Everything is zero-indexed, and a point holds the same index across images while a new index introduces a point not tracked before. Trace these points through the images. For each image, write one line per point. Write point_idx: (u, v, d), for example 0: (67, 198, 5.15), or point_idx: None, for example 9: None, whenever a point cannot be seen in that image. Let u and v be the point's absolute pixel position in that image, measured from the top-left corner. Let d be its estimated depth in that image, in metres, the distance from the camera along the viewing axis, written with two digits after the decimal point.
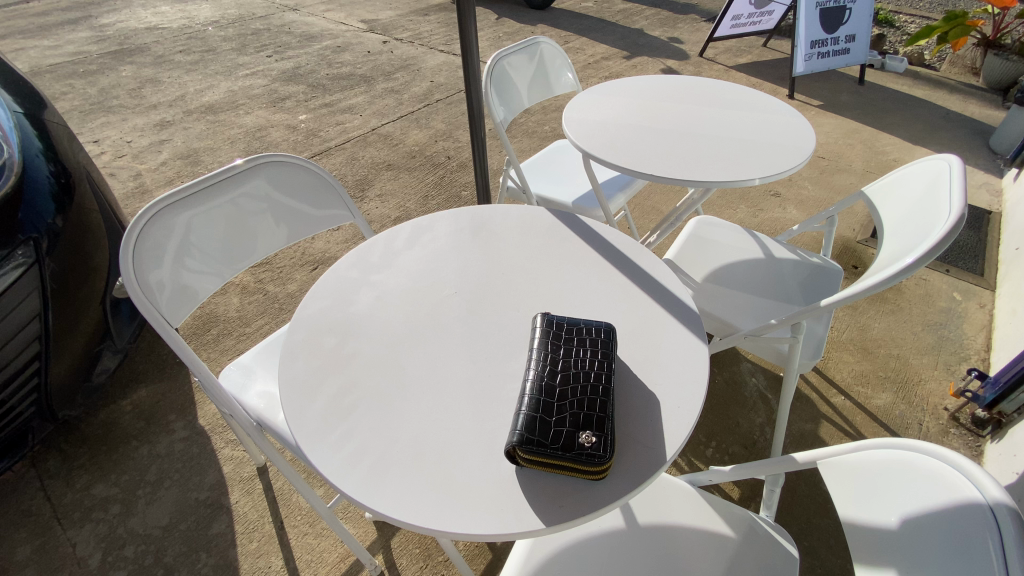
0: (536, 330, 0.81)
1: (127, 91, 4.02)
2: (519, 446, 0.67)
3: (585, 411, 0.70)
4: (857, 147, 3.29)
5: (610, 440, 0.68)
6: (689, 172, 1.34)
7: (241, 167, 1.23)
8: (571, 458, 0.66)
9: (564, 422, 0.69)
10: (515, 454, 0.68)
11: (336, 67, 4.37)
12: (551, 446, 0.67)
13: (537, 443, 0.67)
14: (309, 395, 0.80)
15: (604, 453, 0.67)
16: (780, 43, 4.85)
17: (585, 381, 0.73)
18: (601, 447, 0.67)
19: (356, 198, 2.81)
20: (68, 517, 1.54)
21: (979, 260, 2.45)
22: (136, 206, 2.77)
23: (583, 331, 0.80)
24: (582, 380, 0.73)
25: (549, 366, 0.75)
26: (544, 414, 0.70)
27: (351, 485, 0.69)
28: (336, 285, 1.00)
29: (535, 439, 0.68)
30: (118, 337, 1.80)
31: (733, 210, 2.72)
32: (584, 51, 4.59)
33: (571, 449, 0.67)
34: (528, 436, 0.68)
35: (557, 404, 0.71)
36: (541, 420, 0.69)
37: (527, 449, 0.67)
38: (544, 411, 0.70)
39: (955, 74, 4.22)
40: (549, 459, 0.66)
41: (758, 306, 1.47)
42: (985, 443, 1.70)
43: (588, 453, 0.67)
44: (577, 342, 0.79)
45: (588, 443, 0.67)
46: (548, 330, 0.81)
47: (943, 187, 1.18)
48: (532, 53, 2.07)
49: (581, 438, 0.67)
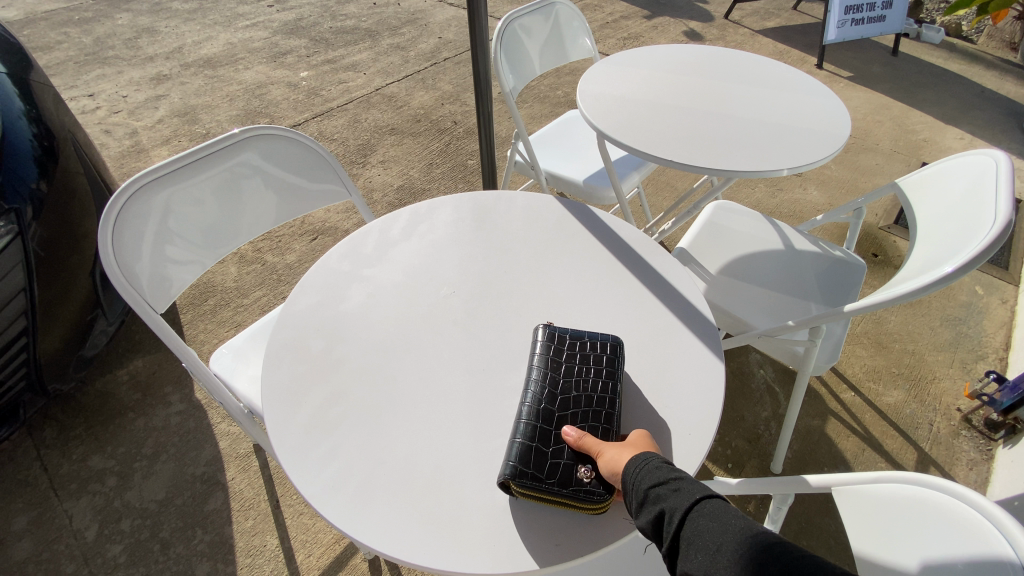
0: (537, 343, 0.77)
1: (122, 40, 3.85)
2: (513, 479, 0.63)
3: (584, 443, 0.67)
4: (886, 125, 3.11)
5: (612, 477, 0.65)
6: (712, 159, 1.24)
7: (227, 141, 1.14)
8: (566, 494, 0.63)
9: (561, 454, 0.66)
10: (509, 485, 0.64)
11: (340, 20, 4.15)
12: (547, 480, 0.64)
13: (531, 476, 0.64)
14: (293, 405, 0.75)
15: (604, 491, 0.64)
16: (811, 6, 4.55)
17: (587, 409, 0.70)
18: (600, 485, 0.64)
19: (358, 164, 2.70)
20: (65, 489, 1.54)
21: (1005, 252, 2.34)
22: (131, 166, 2.67)
23: (586, 347, 0.77)
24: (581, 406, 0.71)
25: (548, 388, 0.72)
26: (541, 444, 0.66)
27: (333, 511, 0.64)
28: (327, 278, 0.94)
29: (530, 472, 0.64)
30: (110, 309, 1.76)
31: (751, 189, 2.59)
32: (603, 9, 4.33)
33: (567, 485, 0.64)
34: (522, 469, 0.64)
35: (555, 433, 0.68)
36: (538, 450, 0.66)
37: (522, 481, 0.63)
38: (541, 441, 0.67)
39: (996, 47, 3.97)
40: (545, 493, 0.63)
41: (774, 304, 1.40)
42: (996, 448, 1.66)
43: (586, 490, 0.64)
44: (579, 360, 0.75)
45: (587, 479, 0.64)
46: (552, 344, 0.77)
47: (990, 187, 1.09)
48: (547, 15, 1.92)
49: (580, 473, 0.64)
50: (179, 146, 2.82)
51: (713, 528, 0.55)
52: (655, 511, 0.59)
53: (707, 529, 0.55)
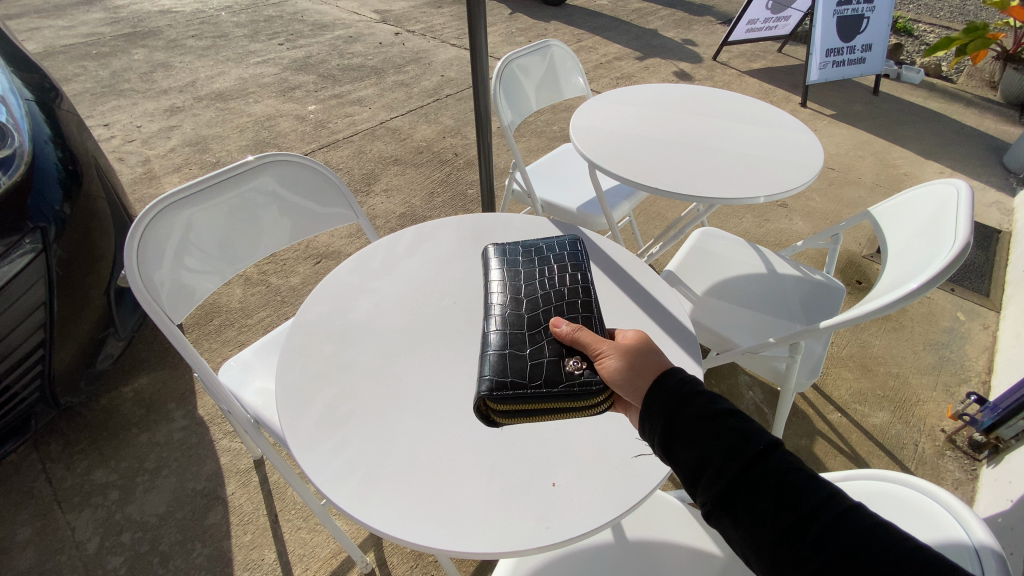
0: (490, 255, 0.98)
1: (138, 74, 4.03)
2: (490, 391, 0.74)
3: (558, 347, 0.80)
4: (867, 159, 3.26)
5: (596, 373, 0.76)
6: (696, 186, 1.33)
7: (248, 165, 1.24)
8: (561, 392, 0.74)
9: (541, 359, 0.78)
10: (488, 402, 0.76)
11: (348, 58, 4.36)
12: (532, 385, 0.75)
13: (520, 384, 0.75)
14: (305, 402, 0.81)
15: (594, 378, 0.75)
16: (795, 49, 4.80)
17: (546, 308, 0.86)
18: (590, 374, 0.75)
19: (362, 192, 2.81)
20: (68, 501, 1.56)
21: (984, 280, 2.43)
22: (142, 192, 2.78)
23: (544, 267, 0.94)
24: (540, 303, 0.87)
25: (515, 305, 0.87)
26: (516, 351, 0.79)
27: (342, 497, 0.70)
28: (337, 290, 1.01)
29: (513, 379, 0.76)
30: (121, 326, 1.81)
31: (739, 218, 2.70)
32: (597, 50, 4.56)
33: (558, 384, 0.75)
34: (501, 379, 0.76)
35: (529, 340, 0.81)
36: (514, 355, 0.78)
37: (497, 393, 0.74)
38: (516, 349, 0.80)
39: (972, 88, 4.18)
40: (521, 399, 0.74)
41: (759, 322, 1.47)
42: (981, 467, 1.70)
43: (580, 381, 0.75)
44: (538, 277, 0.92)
45: (576, 371, 0.75)
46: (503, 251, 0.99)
47: (951, 212, 1.17)
48: (544, 55, 2.06)
49: (570, 369, 0.75)
50: (190, 174, 2.94)
51: (749, 479, 0.57)
52: (697, 451, 0.60)
53: (747, 476, 0.58)
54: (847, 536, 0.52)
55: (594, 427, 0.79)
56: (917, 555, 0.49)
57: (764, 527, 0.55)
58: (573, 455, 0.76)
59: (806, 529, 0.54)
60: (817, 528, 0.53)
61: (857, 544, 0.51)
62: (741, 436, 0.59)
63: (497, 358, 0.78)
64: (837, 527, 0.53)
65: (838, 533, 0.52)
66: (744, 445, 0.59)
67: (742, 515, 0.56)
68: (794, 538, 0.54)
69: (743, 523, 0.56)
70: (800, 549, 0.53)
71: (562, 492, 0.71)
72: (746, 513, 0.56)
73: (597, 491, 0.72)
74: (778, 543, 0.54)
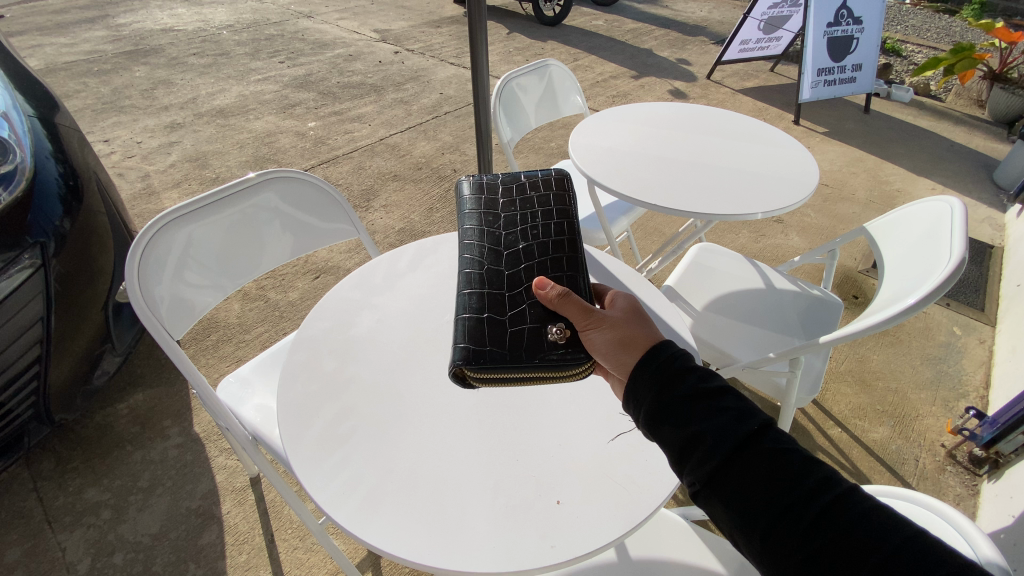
0: (464, 195, 1.04)
1: (139, 91, 4.06)
2: (466, 366, 0.77)
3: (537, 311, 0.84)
4: (860, 176, 3.31)
5: (573, 338, 0.81)
6: (693, 203, 1.35)
7: (248, 182, 1.24)
8: (543, 364, 0.79)
9: (521, 327, 0.82)
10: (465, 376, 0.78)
11: (348, 76, 4.42)
12: (512, 353, 0.80)
13: (500, 355, 0.79)
14: (307, 419, 0.81)
15: (571, 347, 0.80)
16: (787, 68, 4.90)
17: (525, 268, 0.91)
18: (568, 343, 0.80)
19: (361, 208, 2.82)
20: (59, 521, 1.54)
21: (979, 295, 2.45)
22: (141, 208, 2.78)
23: (522, 223, 0.99)
24: (518, 261, 0.92)
25: (495, 263, 0.92)
26: (497, 316, 0.84)
27: (344, 515, 0.69)
28: (339, 306, 1.01)
29: (496, 350, 0.80)
30: (118, 342, 1.80)
31: (735, 234, 2.73)
32: (593, 69, 4.64)
33: (539, 357, 0.80)
34: (476, 348, 0.79)
35: (509, 302, 0.86)
36: (494, 323, 0.83)
37: (474, 364, 0.77)
38: (496, 312, 0.84)
39: (962, 106, 4.26)
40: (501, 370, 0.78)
41: (757, 337, 1.48)
42: (981, 482, 1.70)
43: (559, 351, 0.80)
44: (518, 233, 0.97)
45: (557, 340, 0.80)
46: (478, 191, 1.05)
47: (945, 228, 1.19)
48: (542, 74, 2.09)
49: (553, 337, 0.80)
50: (189, 189, 2.94)
51: (743, 464, 0.60)
52: (686, 432, 0.63)
53: (738, 459, 0.60)
54: (837, 519, 0.55)
55: (596, 445, 0.79)
56: (896, 531, 0.53)
57: (751, 505, 0.58)
58: (576, 474, 0.75)
59: (793, 506, 0.57)
60: (803, 505, 0.56)
61: (840, 521, 0.54)
62: (730, 418, 0.62)
63: (473, 323, 0.82)
64: (822, 505, 0.56)
65: (824, 511, 0.55)
66: (733, 426, 0.61)
67: (731, 495, 0.59)
68: (781, 516, 0.57)
69: (732, 502, 0.59)
70: (787, 526, 0.56)
71: (566, 511, 0.71)
72: (735, 493, 0.59)
73: (598, 509, 0.71)
74: (764, 520, 0.57)
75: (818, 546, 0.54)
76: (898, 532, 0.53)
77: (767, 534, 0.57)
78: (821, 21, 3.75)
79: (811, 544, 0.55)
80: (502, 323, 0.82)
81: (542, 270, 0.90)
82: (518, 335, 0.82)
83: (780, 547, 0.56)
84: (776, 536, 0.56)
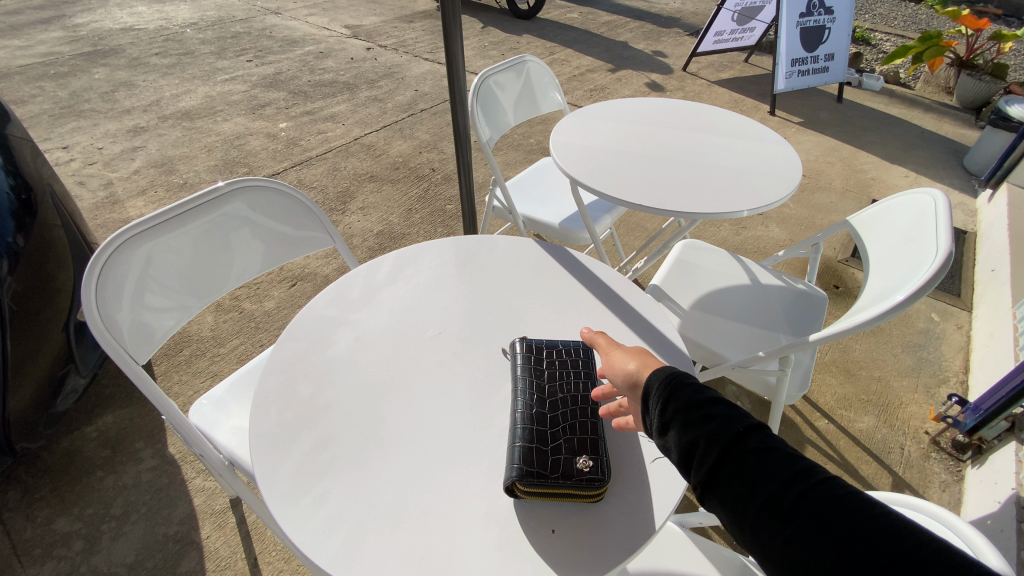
0: None
1: (99, 94, 3.88)
2: (519, 479, 0.67)
3: (578, 436, 0.71)
4: (836, 165, 3.35)
5: (605, 461, 0.70)
6: (678, 202, 1.32)
7: (216, 192, 1.18)
8: (571, 485, 0.67)
9: (560, 448, 0.70)
10: (514, 488, 0.68)
11: (319, 73, 4.30)
12: (554, 475, 0.68)
13: (537, 475, 0.68)
14: (281, 452, 0.76)
15: (602, 476, 0.68)
16: (760, 59, 4.93)
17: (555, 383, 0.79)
18: (598, 471, 0.69)
19: (337, 211, 2.74)
20: (28, 554, 1.45)
21: (955, 281, 2.49)
22: (104, 218, 2.65)
23: (560, 352, 0.83)
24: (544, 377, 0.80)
25: (535, 393, 0.76)
26: (540, 444, 0.70)
27: (325, 557, 0.65)
28: (315, 324, 0.96)
29: (535, 471, 0.68)
30: (82, 363, 1.73)
31: (716, 227, 2.73)
32: (570, 63, 4.61)
33: (570, 476, 0.68)
34: (527, 469, 0.68)
35: (551, 432, 0.72)
36: (539, 450, 0.70)
37: (523, 482, 0.67)
38: (539, 441, 0.71)
39: (930, 93, 4.34)
40: (549, 490, 0.67)
41: (742, 333, 1.47)
42: (965, 468, 1.73)
43: (587, 477, 0.68)
44: (556, 364, 0.81)
45: (586, 468, 0.68)
46: None
47: (930, 222, 1.18)
48: (519, 71, 2.04)
49: (579, 463, 0.69)
50: (155, 197, 2.82)
51: (740, 462, 0.57)
52: (683, 437, 0.61)
53: (736, 460, 0.58)
54: (835, 514, 0.51)
55: None
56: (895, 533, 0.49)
57: (745, 504, 0.56)
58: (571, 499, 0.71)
59: (789, 507, 0.54)
60: (796, 506, 0.53)
61: (837, 520, 0.51)
62: (721, 420, 0.60)
63: None
64: (816, 503, 0.53)
65: (817, 509, 0.52)
66: (725, 428, 0.60)
67: (726, 494, 0.57)
68: (781, 518, 0.53)
69: (731, 503, 0.57)
70: (785, 528, 0.53)
71: (563, 541, 0.67)
72: (733, 494, 0.57)
73: (598, 538, 0.67)
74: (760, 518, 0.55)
75: (817, 546, 0.51)
76: (898, 530, 0.49)
77: (762, 532, 0.54)
78: (794, 12, 3.78)
79: (813, 545, 0.51)
80: (547, 451, 0.70)
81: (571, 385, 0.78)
82: (556, 453, 0.70)
83: (783, 552, 0.53)
84: (773, 536, 0.54)
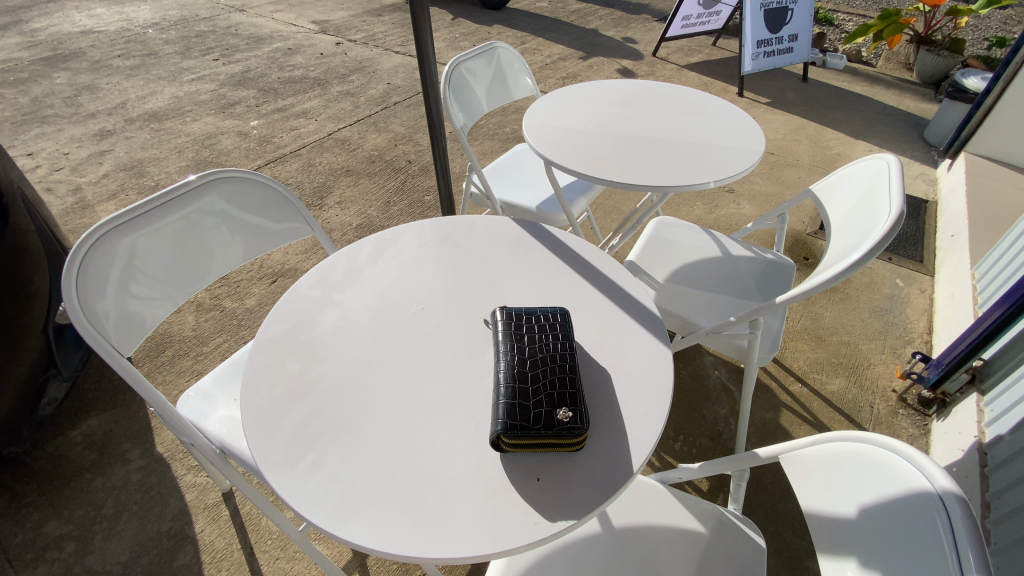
0: None
1: (61, 99, 3.78)
2: (504, 433, 0.71)
3: (558, 390, 0.75)
4: (803, 143, 3.44)
5: (584, 413, 0.74)
6: (647, 177, 1.36)
7: (190, 186, 1.18)
8: (553, 434, 0.72)
9: (540, 404, 0.74)
10: (500, 442, 0.72)
11: (289, 70, 4.25)
12: (535, 428, 0.72)
13: (520, 427, 0.72)
14: (273, 424, 0.79)
15: (581, 425, 0.73)
16: (728, 42, 5.02)
17: (533, 346, 0.82)
18: (578, 420, 0.73)
19: (314, 206, 2.74)
20: (21, 559, 1.45)
21: (918, 248, 2.60)
22: (76, 223, 2.61)
23: (539, 318, 0.87)
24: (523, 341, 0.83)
25: (517, 355, 0.80)
26: (522, 399, 0.74)
27: (323, 516, 0.69)
28: (299, 305, 0.98)
29: (518, 424, 0.72)
30: (63, 367, 1.75)
31: (691, 207, 2.79)
32: (541, 52, 4.63)
33: (552, 426, 0.72)
34: (511, 423, 0.72)
35: (532, 388, 0.76)
36: (521, 407, 0.73)
37: (509, 435, 0.71)
38: (521, 397, 0.75)
39: (891, 70, 4.48)
40: (532, 441, 0.71)
41: (713, 302, 1.53)
42: (931, 421, 1.81)
43: (568, 427, 0.72)
44: (535, 329, 0.85)
45: (566, 418, 0.72)
46: None
47: (885, 185, 1.24)
48: (490, 58, 2.06)
49: (559, 415, 0.73)
50: (127, 201, 2.78)
51: None
52: None
53: None
54: None
55: None
56: None
57: None
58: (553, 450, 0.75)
59: None
60: None
61: None
62: None
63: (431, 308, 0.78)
64: None
65: None
66: None
67: None
68: None
69: None
70: None
71: (547, 488, 0.71)
72: None
73: (577, 484, 0.72)
74: None
75: None
76: None
77: None
78: None
79: None
80: (528, 406, 0.73)
81: (548, 347, 0.82)
82: (537, 409, 0.74)
83: None
84: None
